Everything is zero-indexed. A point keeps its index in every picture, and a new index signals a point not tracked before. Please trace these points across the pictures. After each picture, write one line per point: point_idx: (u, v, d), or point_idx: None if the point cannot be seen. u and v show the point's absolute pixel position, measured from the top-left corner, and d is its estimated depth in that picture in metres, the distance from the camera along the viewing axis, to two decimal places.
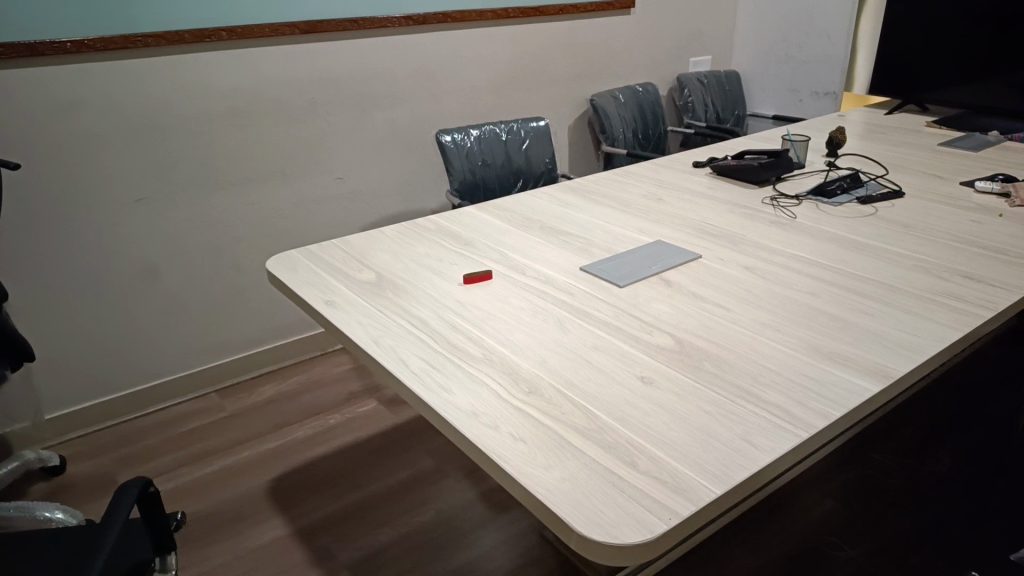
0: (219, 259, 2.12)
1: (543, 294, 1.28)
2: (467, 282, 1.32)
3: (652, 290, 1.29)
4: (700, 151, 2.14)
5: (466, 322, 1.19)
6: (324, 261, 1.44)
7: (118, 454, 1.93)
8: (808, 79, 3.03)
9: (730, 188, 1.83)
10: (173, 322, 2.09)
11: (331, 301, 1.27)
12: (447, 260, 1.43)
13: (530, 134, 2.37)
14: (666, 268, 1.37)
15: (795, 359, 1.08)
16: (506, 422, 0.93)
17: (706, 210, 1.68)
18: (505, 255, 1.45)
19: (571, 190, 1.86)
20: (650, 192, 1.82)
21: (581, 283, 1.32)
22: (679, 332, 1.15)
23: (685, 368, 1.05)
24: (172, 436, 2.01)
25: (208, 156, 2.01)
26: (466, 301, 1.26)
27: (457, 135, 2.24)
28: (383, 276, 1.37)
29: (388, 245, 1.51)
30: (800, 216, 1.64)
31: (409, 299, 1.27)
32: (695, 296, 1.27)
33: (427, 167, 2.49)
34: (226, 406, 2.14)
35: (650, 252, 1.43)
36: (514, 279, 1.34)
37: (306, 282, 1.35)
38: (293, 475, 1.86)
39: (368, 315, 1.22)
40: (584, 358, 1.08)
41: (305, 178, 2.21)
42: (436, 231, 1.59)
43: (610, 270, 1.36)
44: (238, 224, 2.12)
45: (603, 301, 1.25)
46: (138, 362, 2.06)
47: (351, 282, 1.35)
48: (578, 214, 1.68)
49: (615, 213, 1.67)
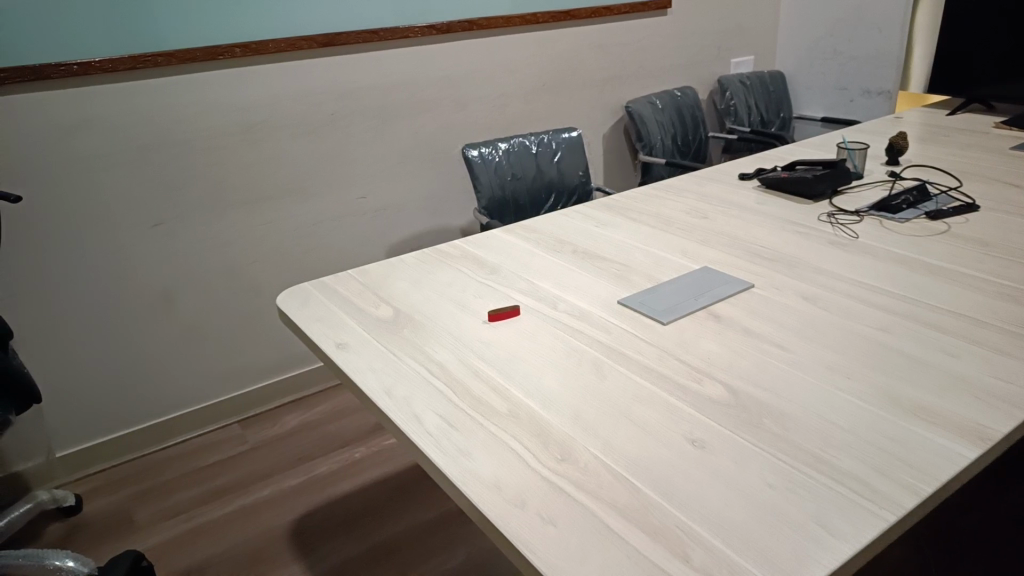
0: (238, 284, 2.03)
1: (577, 332, 1.15)
2: (491, 318, 1.19)
3: (699, 326, 1.15)
4: (746, 160, 1.98)
5: (491, 367, 1.06)
6: (338, 294, 1.33)
7: (134, 491, 1.85)
8: (859, 77, 2.84)
9: (782, 203, 1.67)
10: (192, 350, 2.01)
11: (343, 343, 1.16)
12: (471, 291, 1.30)
13: (561, 146, 2.24)
14: (715, 300, 1.22)
15: (871, 414, 0.93)
16: (534, 498, 0.81)
17: (757, 229, 1.52)
18: (534, 285, 1.32)
19: (606, 207, 1.72)
20: (693, 208, 1.67)
21: (619, 320, 1.18)
22: (733, 379, 1.01)
23: (742, 426, 0.91)
24: (191, 470, 1.92)
25: (225, 177, 1.93)
26: (490, 340, 1.13)
27: (484, 149, 2.12)
28: (401, 311, 1.25)
29: (408, 274, 1.40)
30: (863, 234, 1.48)
31: (427, 339, 1.15)
32: (750, 333, 1.12)
33: (454, 181, 2.37)
34: (248, 438, 2.05)
35: (695, 280, 1.29)
36: (545, 313, 1.21)
37: (317, 319, 1.24)
38: (315, 513, 1.75)
39: (383, 360, 1.10)
40: (624, 413, 0.94)
41: (326, 197, 2.11)
42: (459, 257, 1.47)
43: (652, 303, 1.22)
44: (257, 247, 2.03)
45: (644, 341, 1.11)
46: (156, 393, 1.99)
47: (366, 319, 1.23)
48: (614, 235, 1.54)
49: (655, 233, 1.53)
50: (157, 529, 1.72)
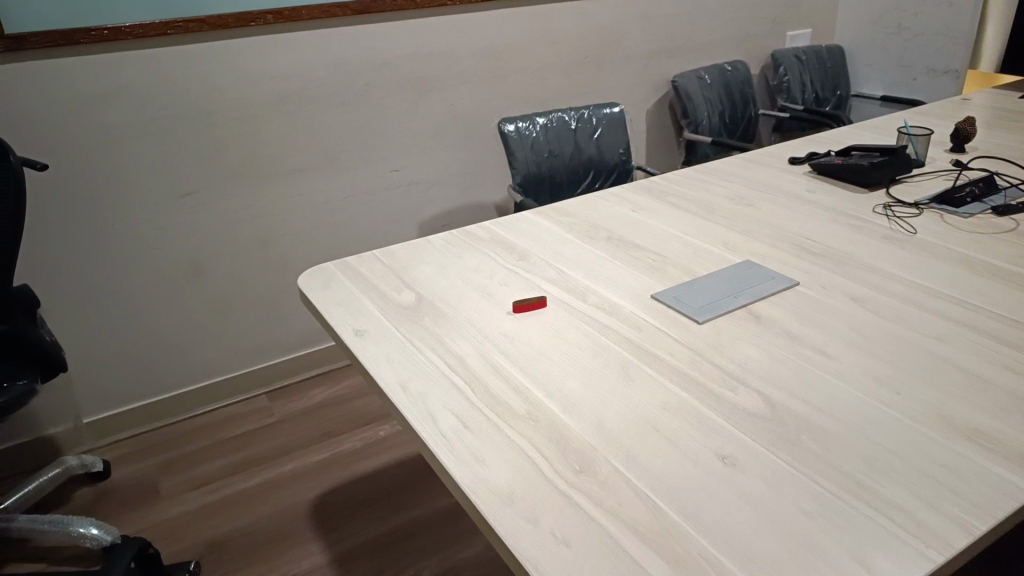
0: (267, 256, 2.02)
1: (605, 329, 1.09)
2: (516, 309, 1.14)
3: (737, 327, 1.08)
4: (797, 144, 1.87)
5: (511, 364, 1.01)
6: (361, 276, 1.29)
7: (161, 459, 1.87)
8: (925, 54, 2.66)
9: (834, 191, 1.57)
10: (221, 320, 2.01)
11: (361, 329, 1.12)
12: (497, 278, 1.25)
13: (602, 122, 2.15)
14: (756, 298, 1.14)
15: (922, 435, 0.85)
16: (547, 513, 0.76)
17: (805, 220, 1.43)
18: (564, 274, 1.25)
19: (645, 190, 1.64)
20: (738, 195, 1.58)
21: (651, 316, 1.11)
22: (770, 389, 0.94)
23: (778, 444, 0.84)
24: (217, 441, 1.93)
25: (255, 148, 1.89)
26: (513, 334, 1.08)
27: (521, 123, 2.04)
28: (424, 297, 1.20)
29: (434, 257, 1.35)
30: (921, 229, 1.37)
31: (448, 329, 1.10)
32: (792, 336, 1.05)
33: (490, 155, 2.30)
34: (275, 410, 2.05)
35: (736, 275, 1.21)
36: (573, 306, 1.15)
37: (337, 302, 1.20)
38: (338, 492, 1.74)
39: (400, 351, 1.05)
40: (650, 422, 0.88)
41: (358, 170, 2.07)
42: (488, 240, 1.41)
43: (687, 299, 1.15)
44: (288, 219, 2.01)
45: (676, 341, 1.05)
46: (185, 362, 1.99)
47: (387, 304, 1.19)
48: (651, 221, 1.46)
49: (695, 221, 1.45)
50: (182, 499, 1.74)
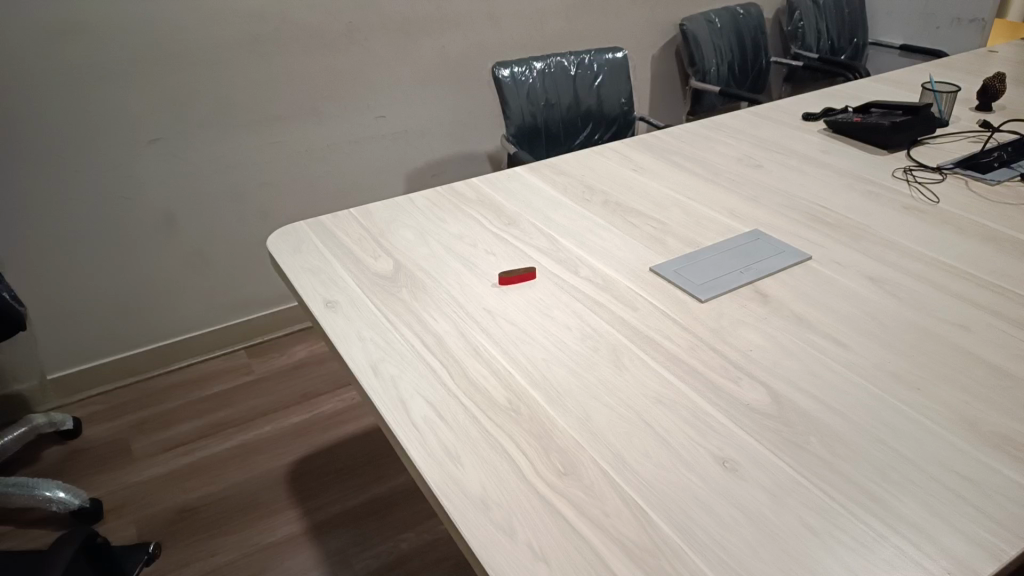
0: (244, 207, 1.91)
1: (598, 308, 1.00)
2: (502, 283, 1.05)
3: (742, 308, 0.99)
4: (811, 99, 1.75)
5: (493, 347, 0.92)
6: (336, 239, 1.19)
7: (135, 418, 1.81)
8: (951, 2, 2.49)
9: (850, 153, 1.46)
10: (196, 274, 1.93)
11: (332, 300, 1.02)
12: (483, 247, 1.15)
13: (603, 68, 2.01)
14: (763, 274, 1.05)
15: (942, 442, 0.77)
16: (524, 522, 0.68)
17: (818, 186, 1.33)
18: (555, 243, 1.16)
19: (647, 147, 1.53)
20: (746, 155, 1.47)
21: (648, 294, 1.02)
22: (777, 382, 0.85)
23: (783, 445, 0.76)
24: (194, 400, 1.87)
25: (229, 92, 1.76)
26: (496, 311, 0.99)
27: (517, 68, 1.90)
28: (403, 266, 1.11)
29: (416, 220, 1.25)
30: (943, 199, 1.27)
31: (427, 304, 1.01)
32: (802, 322, 0.96)
33: (482, 103, 2.17)
34: (255, 367, 1.99)
35: (742, 247, 1.11)
36: (563, 280, 1.06)
37: (308, 268, 1.11)
38: (316, 457, 1.69)
39: (373, 327, 0.96)
40: (642, 417, 0.80)
41: (341, 117, 1.94)
42: (476, 201, 1.31)
43: (689, 274, 1.05)
44: (266, 168, 1.90)
45: (675, 323, 0.96)
46: (160, 317, 1.92)
47: (363, 273, 1.09)
48: (652, 184, 1.36)
49: (699, 184, 1.35)
50: (155, 461, 1.68)
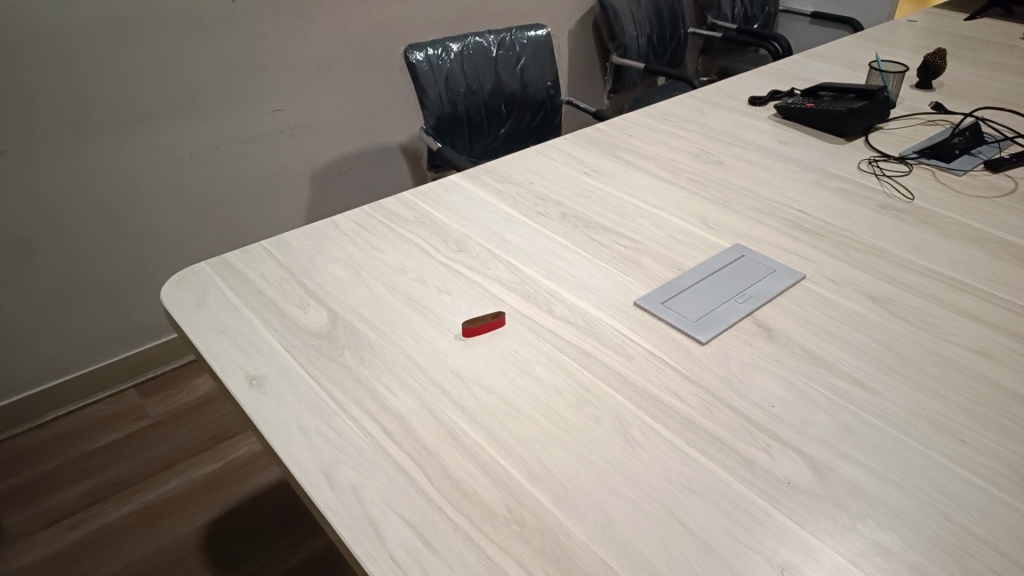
0: (119, 225, 1.63)
1: (586, 359, 0.84)
2: (466, 333, 0.87)
3: (749, 349, 0.85)
4: (752, 80, 1.64)
5: (473, 428, 0.74)
6: (248, 285, 0.97)
7: (8, 486, 1.54)
8: None
9: (809, 142, 1.36)
10: (66, 308, 1.64)
11: (258, 376, 0.81)
12: (434, 284, 0.96)
13: (526, 47, 1.83)
14: (762, 303, 0.93)
15: (1011, 511, 0.67)
16: None
17: (788, 183, 1.21)
18: (516, 272, 0.99)
19: (592, 142, 1.36)
20: (701, 149, 1.34)
21: (640, 337, 0.87)
22: (813, 447, 0.73)
23: (846, 537, 0.64)
24: (79, 456, 1.61)
25: (90, 90, 1.47)
26: (467, 373, 0.81)
27: (431, 51, 1.68)
28: (339, 318, 0.90)
29: (344, 252, 1.04)
30: (916, 192, 1.19)
31: (380, 371, 0.82)
32: (818, 361, 0.84)
33: (391, 88, 1.95)
34: (149, 410, 1.74)
35: (731, 270, 0.99)
36: (538, 324, 0.89)
37: (219, 330, 0.89)
38: (234, 515, 1.47)
39: (316, 411, 0.76)
40: (675, 514, 0.66)
41: (230, 114, 1.68)
42: (413, 222, 1.11)
43: (680, 308, 0.91)
44: (145, 179, 1.62)
45: (680, 374, 0.81)
46: (24, 361, 1.63)
47: (290, 334, 0.88)
48: (610, 191, 1.20)
49: (660, 187, 1.20)
50: (36, 540, 1.42)
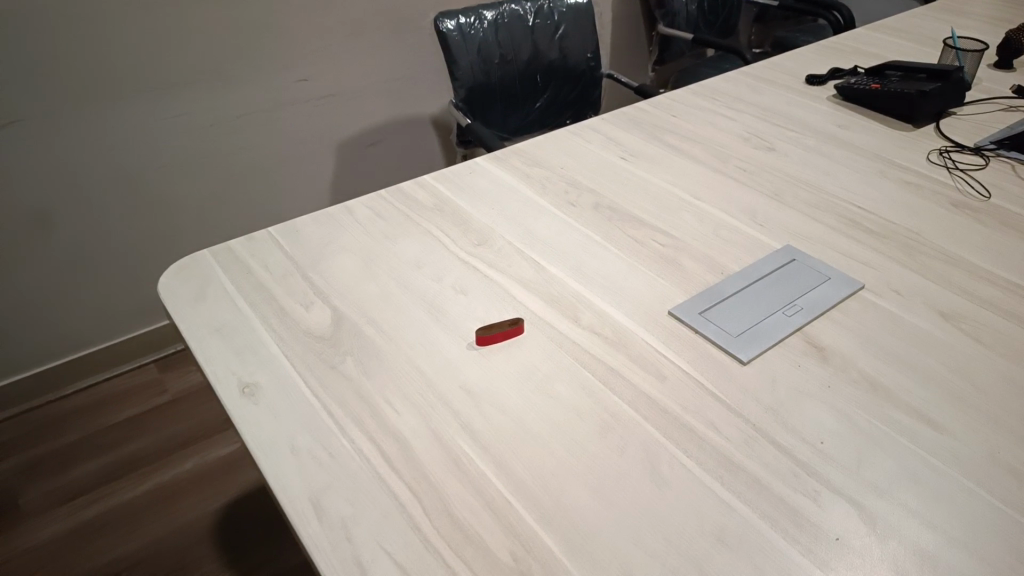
0: (137, 195, 1.58)
1: (612, 378, 0.75)
2: (481, 342, 0.79)
3: (798, 372, 0.76)
4: (810, 55, 1.50)
5: (482, 457, 0.67)
6: (250, 278, 0.90)
7: (25, 458, 1.52)
8: None
9: (873, 127, 1.23)
10: (84, 280, 1.60)
11: (251, 384, 0.75)
12: (450, 281, 0.88)
13: (565, 15, 1.70)
14: (813, 317, 0.82)
15: None
16: None
17: (848, 174, 1.09)
18: (540, 270, 0.90)
19: (632, 123, 1.25)
20: (751, 132, 1.22)
21: (675, 354, 0.78)
22: (868, 496, 0.63)
23: None
24: (96, 431, 1.59)
25: (107, 56, 1.40)
26: (479, 389, 0.73)
27: (464, 19, 1.56)
28: (344, 319, 0.83)
29: (356, 241, 0.96)
30: (994, 189, 1.06)
31: (383, 384, 0.74)
32: (877, 390, 0.74)
33: (422, 57, 1.85)
34: (169, 385, 1.71)
35: (780, 276, 0.88)
36: (561, 333, 0.80)
37: (215, 328, 0.82)
38: (247, 501, 1.43)
39: (310, 429, 0.70)
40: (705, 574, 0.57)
41: (252, 83, 1.60)
42: (431, 209, 1.02)
43: (721, 320, 0.82)
44: (164, 150, 1.56)
45: (717, 400, 0.72)
46: (43, 332, 1.60)
47: (290, 336, 0.81)
48: (649, 177, 1.09)
49: (705, 175, 1.10)
50: (48, 517, 1.39)
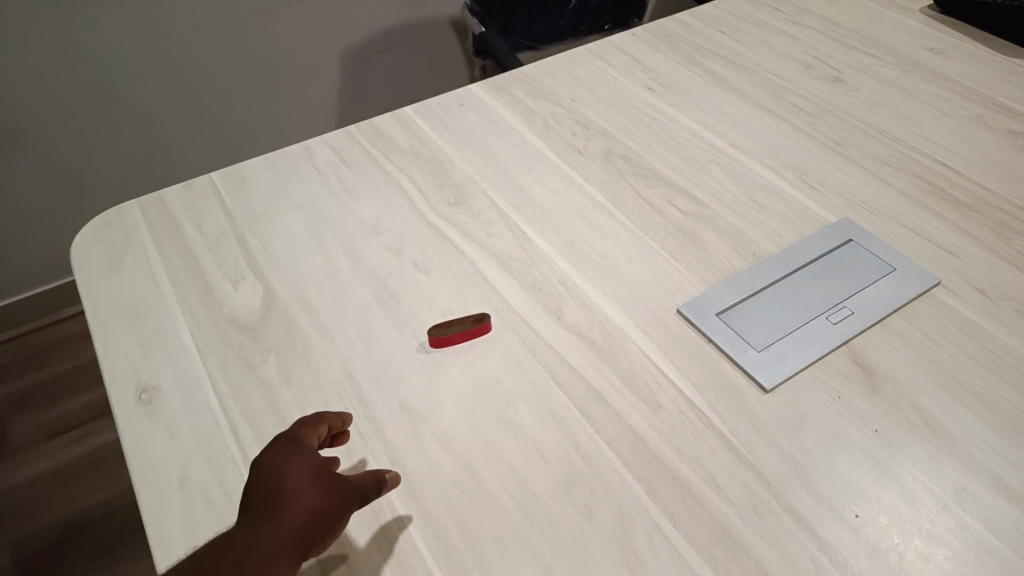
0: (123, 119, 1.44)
1: (591, 403, 0.59)
2: (434, 343, 0.63)
3: (836, 407, 0.58)
4: None
5: (410, 511, 0.53)
6: (178, 241, 0.75)
7: (22, 386, 1.48)
8: None
9: (975, 52, 0.97)
10: (71, 201, 1.50)
11: (150, 388, 0.62)
12: (410, 256, 0.72)
13: None
14: (865, 326, 0.63)
15: None
16: None
17: (934, 119, 0.86)
18: (523, 243, 0.73)
19: (667, 40, 1.02)
20: (816, 56, 0.97)
21: (676, 372, 0.61)
22: None
23: None
24: (91, 360, 1.53)
25: None
26: (421, 411, 0.59)
27: None
28: (277, 301, 0.68)
29: (308, 195, 0.79)
30: None
31: (306, 398, 0.60)
32: (942, 437, 0.55)
33: None
34: None
35: (827, 263, 0.69)
36: (535, 334, 0.64)
37: (124, 307, 0.68)
38: None
39: (207, 458, 0.56)
40: None
41: None
42: (406, 152, 0.85)
43: (742, 326, 0.64)
44: (143, 60, 1.38)
45: (724, 444, 0.56)
46: (30, 256, 1.53)
47: (210, 322, 0.67)
48: (678, 117, 0.88)
49: (749, 115, 0.88)
50: (38, 452, 1.36)
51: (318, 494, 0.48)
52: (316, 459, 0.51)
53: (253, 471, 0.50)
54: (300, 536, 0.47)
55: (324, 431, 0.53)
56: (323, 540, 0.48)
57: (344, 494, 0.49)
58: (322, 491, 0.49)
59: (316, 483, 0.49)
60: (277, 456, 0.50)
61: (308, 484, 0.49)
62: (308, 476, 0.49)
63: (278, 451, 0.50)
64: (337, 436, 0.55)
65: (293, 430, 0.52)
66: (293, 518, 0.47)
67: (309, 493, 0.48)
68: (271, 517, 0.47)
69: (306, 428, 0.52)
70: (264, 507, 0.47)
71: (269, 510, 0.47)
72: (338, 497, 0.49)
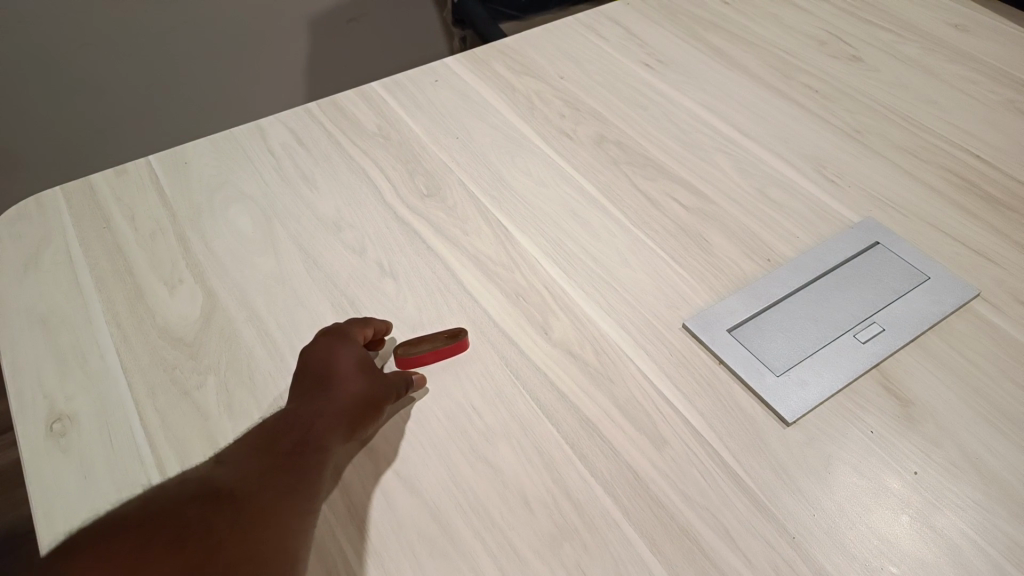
0: (82, 119, 1.26)
1: (584, 438, 0.50)
2: (400, 363, 0.54)
3: (867, 443, 0.50)
4: None
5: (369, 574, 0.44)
6: (107, 237, 0.65)
7: None
8: None
9: (1002, 30, 0.89)
10: None
11: (65, 417, 0.52)
12: (375, 257, 0.62)
13: None
14: (898, 346, 0.55)
15: None
16: None
17: (961, 104, 0.77)
18: (504, 242, 0.63)
19: (666, 11, 0.92)
20: (829, 32, 0.88)
21: (682, 400, 0.52)
22: None
23: None
24: None
25: None
26: (384, 447, 0.50)
27: None
28: (219, 311, 0.59)
29: (260, 184, 0.69)
30: None
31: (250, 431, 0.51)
32: (990, 481, 0.48)
33: None
34: None
35: (852, 271, 0.61)
36: (518, 352, 0.55)
37: (38, 318, 0.58)
38: None
39: None
40: None
41: None
42: (372, 134, 0.75)
43: (760, 343, 0.56)
44: None
45: (740, 488, 0.48)
46: None
47: (139, 336, 0.57)
48: (677, 97, 0.79)
49: (758, 97, 0.79)
50: None
51: (364, 383, 0.50)
52: (363, 352, 0.52)
53: (301, 360, 0.51)
54: (352, 416, 0.48)
55: (371, 332, 0.54)
56: (371, 423, 0.49)
57: (387, 381, 0.50)
58: (370, 381, 0.50)
59: (363, 371, 0.50)
60: (324, 347, 0.51)
61: (354, 374, 0.50)
62: (357, 364, 0.51)
63: (324, 342, 0.52)
64: (377, 342, 0.55)
65: (341, 323, 0.53)
66: (344, 400, 0.49)
67: (357, 381, 0.50)
68: (324, 399, 0.48)
69: (355, 325, 0.53)
70: (317, 389, 0.49)
71: (321, 393, 0.49)
72: (382, 387, 0.50)
